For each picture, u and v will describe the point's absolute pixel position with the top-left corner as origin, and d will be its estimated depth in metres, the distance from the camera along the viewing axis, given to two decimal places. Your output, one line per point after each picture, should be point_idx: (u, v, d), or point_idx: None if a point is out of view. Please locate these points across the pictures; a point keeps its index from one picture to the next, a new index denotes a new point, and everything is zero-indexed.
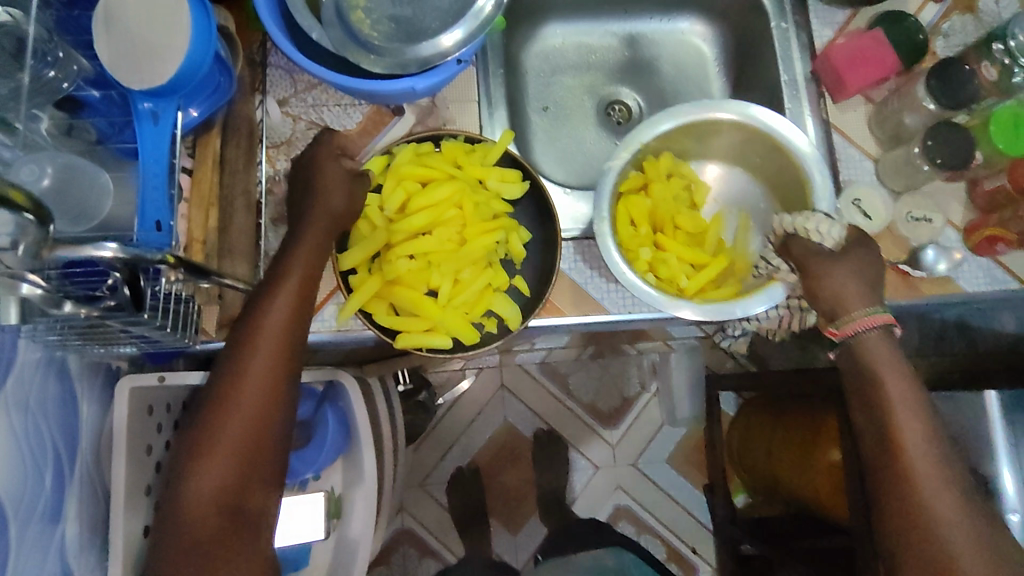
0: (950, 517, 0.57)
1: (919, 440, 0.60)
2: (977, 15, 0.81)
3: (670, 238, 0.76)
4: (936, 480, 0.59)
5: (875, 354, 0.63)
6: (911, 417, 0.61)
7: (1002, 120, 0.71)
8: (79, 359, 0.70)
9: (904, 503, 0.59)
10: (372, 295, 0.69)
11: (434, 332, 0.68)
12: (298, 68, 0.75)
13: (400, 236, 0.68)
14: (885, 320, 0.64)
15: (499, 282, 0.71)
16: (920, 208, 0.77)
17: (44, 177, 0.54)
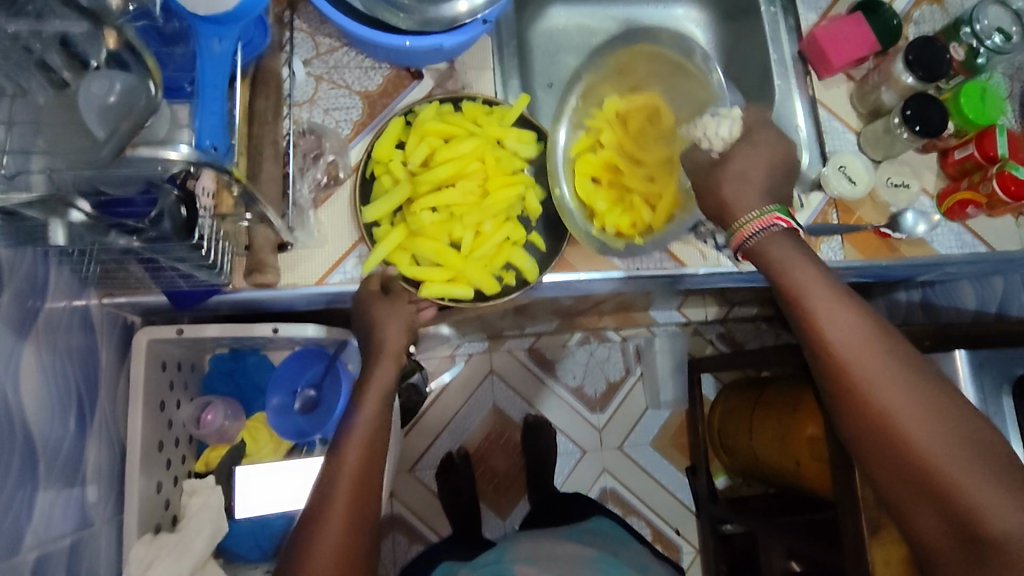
0: (909, 409, 0.55)
1: (861, 347, 0.57)
2: (943, 6, 0.91)
3: (632, 176, 0.73)
4: (886, 377, 0.56)
5: (788, 261, 0.61)
6: (841, 320, 0.58)
7: (971, 92, 0.81)
8: (100, 308, 0.70)
9: (861, 414, 0.57)
10: (396, 246, 0.72)
11: (455, 282, 0.72)
12: (323, 32, 0.78)
13: (424, 187, 0.71)
14: (775, 219, 0.62)
15: (515, 239, 0.75)
16: (899, 174, 0.85)
17: (112, 94, 0.47)
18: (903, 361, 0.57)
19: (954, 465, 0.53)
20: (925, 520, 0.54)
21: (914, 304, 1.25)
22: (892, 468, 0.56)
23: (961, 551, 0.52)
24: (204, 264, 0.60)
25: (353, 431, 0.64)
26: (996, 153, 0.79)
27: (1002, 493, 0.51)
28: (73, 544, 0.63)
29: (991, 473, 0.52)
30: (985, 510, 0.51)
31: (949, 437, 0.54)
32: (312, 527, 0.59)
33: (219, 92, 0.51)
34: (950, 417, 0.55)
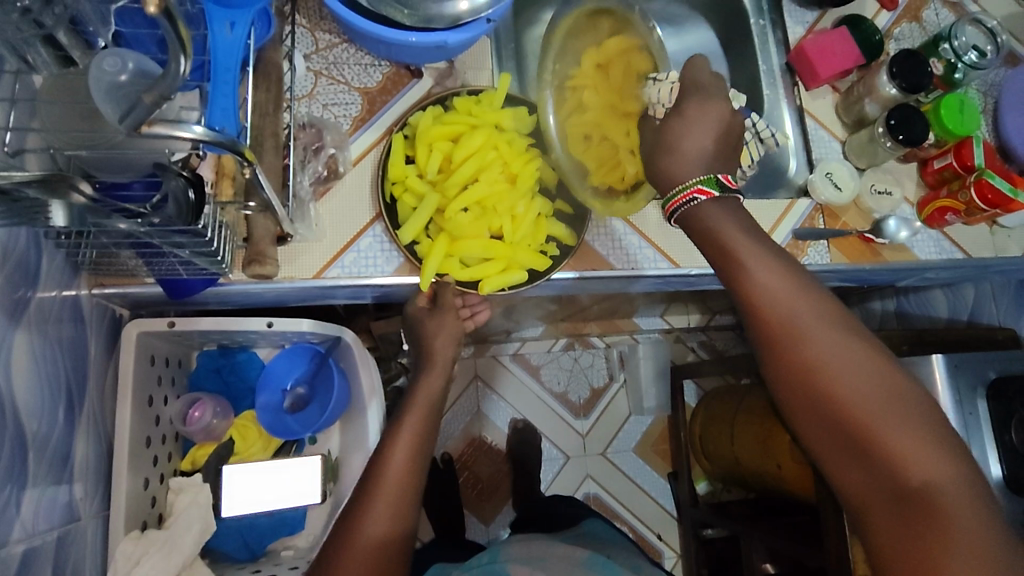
0: (837, 362, 0.55)
1: (795, 302, 0.58)
2: (922, 24, 0.95)
3: (617, 131, 0.73)
4: (819, 335, 0.56)
5: (716, 226, 0.61)
6: (772, 279, 0.59)
7: (950, 105, 0.85)
8: (90, 299, 0.68)
9: (791, 372, 0.57)
10: (444, 256, 0.73)
11: (510, 270, 0.74)
12: (324, 28, 0.78)
13: (453, 190, 0.72)
14: (694, 193, 0.61)
15: (547, 215, 0.77)
16: (882, 182, 0.88)
17: (124, 73, 0.47)
18: (831, 318, 0.57)
19: (881, 417, 0.53)
20: (853, 475, 0.54)
21: (889, 312, 1.29)
22: (823, 426, 0.56)
23: (888, 504, 0.53)
24: (207, 252, 0.59)
25: (402, 433, 0.78)
26: (974, 163, 0.82)
27: (925, 441, 0.52)
28: (60, 539, 0.61)
29: (917, 427, 0.53)
30: (912, 462, 0.52)
31: (876, 389, 0.54)
32: (366, 496, 0.73)
33: (230, 74, 0.49)
34: (882, 375, 0.55)
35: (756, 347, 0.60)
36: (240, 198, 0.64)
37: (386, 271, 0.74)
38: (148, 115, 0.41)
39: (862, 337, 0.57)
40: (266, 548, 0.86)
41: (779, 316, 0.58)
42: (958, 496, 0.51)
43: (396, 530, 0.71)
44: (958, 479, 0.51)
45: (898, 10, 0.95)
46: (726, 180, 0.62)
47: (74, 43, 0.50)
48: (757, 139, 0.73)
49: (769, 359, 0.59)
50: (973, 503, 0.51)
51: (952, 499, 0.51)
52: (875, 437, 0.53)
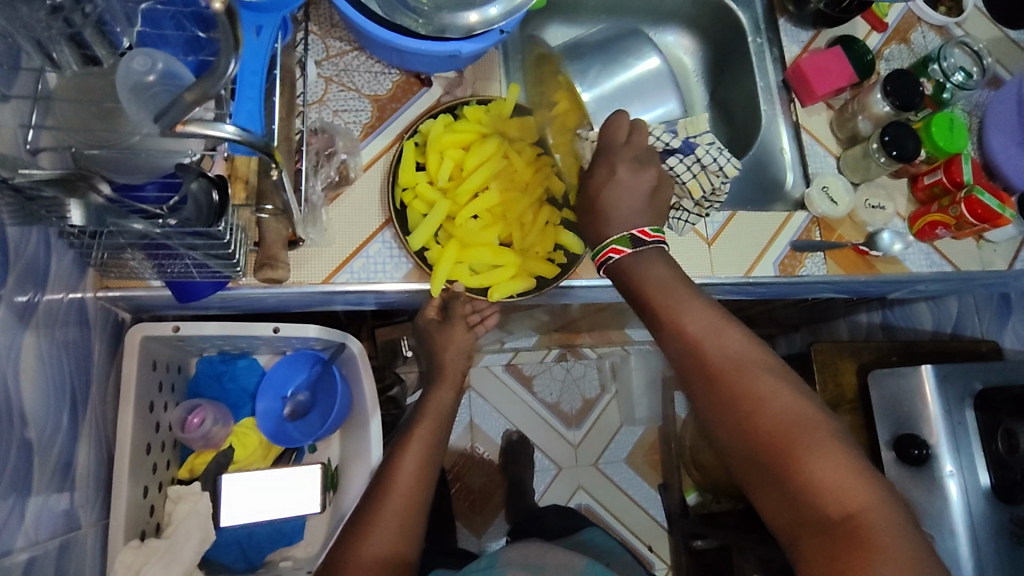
0: (762, 393, 0.55)
1: (720, 340, 0.59)
2: (910, 45, 0.98)
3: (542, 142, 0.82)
4: (745, 371, 0.57)
5: (644, 268, 0.64)
6: (694, 312, 0.61)
7: (940, 123, 0.88)
8: (95, 300, 0.67)
9: (714, 400, 0.57)
10: (454, 262, 0.73)
11: (519, 277, 0.75)
12: (335, 36, 0.79)
13: (463, 198, 0.73)
14: (610, 252, 0.65)
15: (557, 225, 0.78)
16: (875, 197, 0.90)
17: (152, 73, 0.47)
18: (752, 351, 0.58)
19: (801, 443, 0.53)
20: (780, 509, 0.53)
21: (874, 324, 1.32)
22: (748, 456, 0.55)
23: (814, 538, 0.51)
24: (221, 255, 0.59)
25: (405, 456, 0.80)
26: (963, 179, 0.85)
27: (845, 469, 0.52)
28: (61, 547, 0.60)
29: (837, 457, 0.52)
30: (835, 490, 0.51)
31: (796, 417, 0.54)
32: (372, 516, 0.74)
33: (256, 78, 0.49)
34: (799, 409, 0.55)
35: (682, 379, 0.61)
36: (253, 201, 0.64)
37: (395, 277, 0.74)
38: (183, 115, 0.42)
39: (780, 369, 0.58)
40: (265, 559, 0.85)
41: (700, 346, 0.59)
42: (883, 525, 0.50)
43: (399, 548, 0.73)
44: (884, 507, 0.51)
45: (889, 31, 0.98)
46: (639, 235, 0.64)
47: (100, 43, 0.49)
48: (704, 170, 0.75)
49: (695, 390, 0.59)
50: (898, 533, 0.50)
51: (878, 527, 0.49)
52: (796, 463, 0.52)
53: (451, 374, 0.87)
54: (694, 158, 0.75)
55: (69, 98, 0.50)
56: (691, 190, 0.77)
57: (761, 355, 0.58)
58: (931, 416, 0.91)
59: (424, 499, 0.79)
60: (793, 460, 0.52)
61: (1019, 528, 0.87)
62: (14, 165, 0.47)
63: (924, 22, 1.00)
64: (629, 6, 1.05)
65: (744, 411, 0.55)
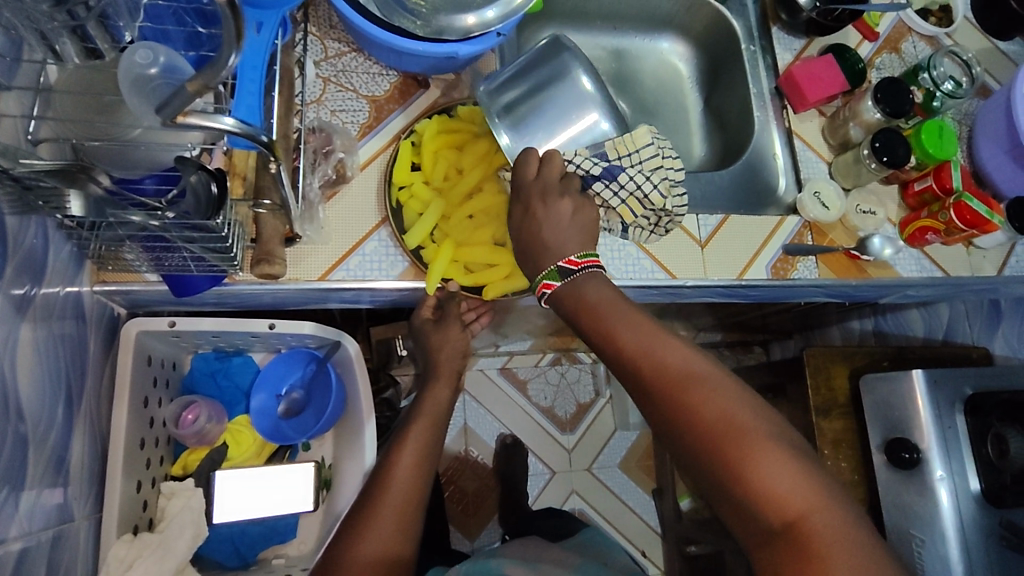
0: (705, 401, 0.56)
1: (661, 355, 0.59)
2: (901, 55, 1.00)
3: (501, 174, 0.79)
4: (688, 384, 0.57)
5: (589, 289, 0.64)
6: (632, 328, 0.61)
7: (930, 129, 0.89)
8: (92, 295, 0.67)
9: (660, 413, 0.57)
10: (449, 261, 0.74)
11: (513, 276, 0.76)
12: (335, 38, 0.80)
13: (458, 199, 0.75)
14: (544, 287, 0.67)
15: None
16: (866, 202, 0.92)
17: (154, 66, 0.48)
18: (695, 363, 0.58)
19: (741, 448, 0.53)
20: (732, 517, 0.53)
21: (867, 331, 1.33)
22: (697, 467, 0.55)
23: (765, 547, 0.51)
24: (218, 249, 0.59)
25: (402, 454, 0.80)
26: (953, 185, 0.86)
27: (792, 470, 0.51)
28: (54, 538, 0.60)
29: (784, 460, 0.52)
30: (782, 495, 0.51)
31: (734, 425, 0.54)
32: (368, 513, 0.75)
33: (258, 73, 0.50)
34: (743, 415, 0.55)
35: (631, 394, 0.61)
36: (250, 197, 0.65)
37: (390, 275, 0.74)
38: (184, 106, 0.43)
39: (722, 378, 0.57)
40: (257, 556, 0.85)
41: (644, 366, 0.59)
42: (833, 526, 0.49)
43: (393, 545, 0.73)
44: (833, 506, 0.50)
45: (879, 41, 1.00)
46: (566, 265, 0.66)
47: (102, 37, 0.49)
48: (632, 196, 0.73)
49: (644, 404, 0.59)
50: (845, 534, 0.49)
51: (827, 528, 0.49)
52: (738, 471, 0.52)
53: (445, 373, 0.88)
54: (619, 184, 0.73)
55: (72, 91, 0.50)
56: (621, 213, 0.75)
57: (701, 366, 0.58)
58: (921, 420, 0.91)
59: (421, 499, 0.79)
60: (736, 468, 0.52)
61: (1009, 532, 0.87)
62: (15, 154, 0.47)
63: (914, 32, 1.02)
64: (624, 13, 1.07)
65: (685, 421, 0.56)
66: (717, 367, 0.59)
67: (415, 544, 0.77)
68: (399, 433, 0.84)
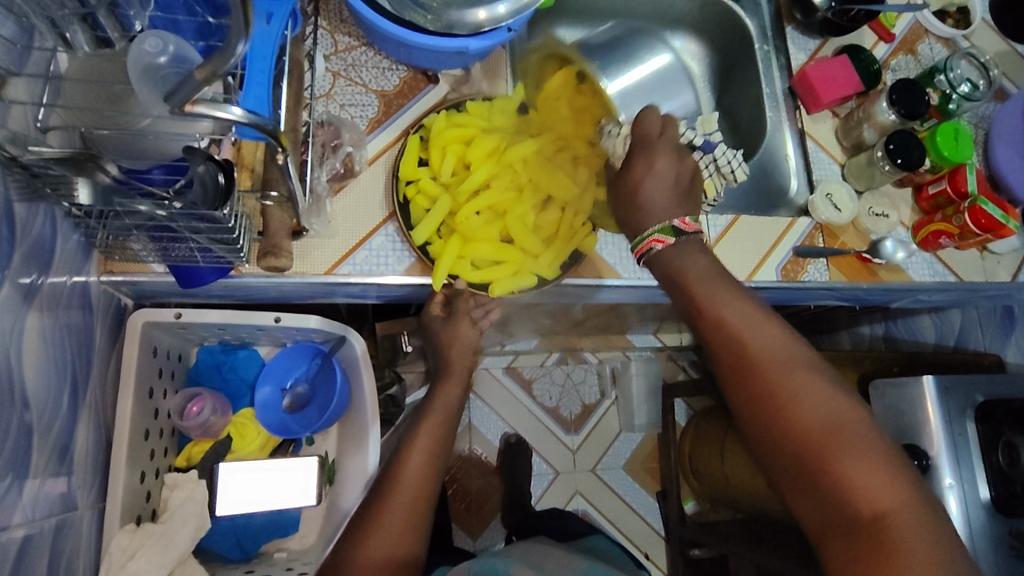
0: (796, 387, 0.59)
1: (756, 334, 0.62)
2: (917, 57, 0.99)
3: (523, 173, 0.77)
4: (780, 366, 0.60)
5: (684, 258, 0.67)
6: (736, 311, 0.63)
7: (945, 133, 0.88)
8: (99, 285, 0.67)
9: (753, 398, 0.60)
10: (456, 257, 0.74)
11: (519, 274, 0.76)
12: (344, 31, 0.80)
13: (464, 197, 0.74)
14: (653, 242, 0.68)
15: (570, 229, 0.77)
16: (879, 205, 0.91)
17: (163, 55, 0.48)
18: (787, 347, 0.61)
19: (835, 441, 0.56)
20: (807, 506, 0.57)
21: (877, 336, 1.32)
22: (778, 453, 0.58)
23: (841, 538, 0.54)
24: (225, 240, 0.59)
25: (410, 452, 0.80)
26: (968, 190, 0.85)
27: (876, 466, 0.54)
28: (57, 527, 0.60)
29: (870, 454, 0.55)
30: (865, 488, 0.54)
31: (831, 420, 0.57)
32: (375, 513, 0.74)
33: (266, 64, 0.50)
34: (830, 404, 0.58)
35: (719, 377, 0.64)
36: (258, 190, 0.65)
37: (397, 270, 0.75)
38: (193, 94, 0.42)
39: (821, 370, 0.61)
40: (260, 550, 0.85)
41: (737, 345, 0.62)
42: (912, 526, 0.52)
43: (399, 542, 0.72)
44: (913, 508, 0.53)
45: (895, 42, 0.99)
46: (682, 226, 0.68)
47: (112, 25, 0.51)
48: (718, 172, 0.78)
49: (734, 388, 0.62)
50: (925, 534, 0.52)
51: (907, 527, 0.52)
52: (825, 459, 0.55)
53: (451, 370, 0.88)
54: (712, 158, 0.77)
55: (78, 79, 0.50)
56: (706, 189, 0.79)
57: (798, 355, 0.61)
58: (932, 426, 0.90)
59: (428, 498, 0.78)
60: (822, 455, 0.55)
61: (1019, 542, 0.86)
62: (25, 142, 0.48)
63: (931, 34, 1.01)
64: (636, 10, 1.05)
65: (779, 406, 0.59)
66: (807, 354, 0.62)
67: (421, 544, 0.76)
68: (406, 431, 0.84)
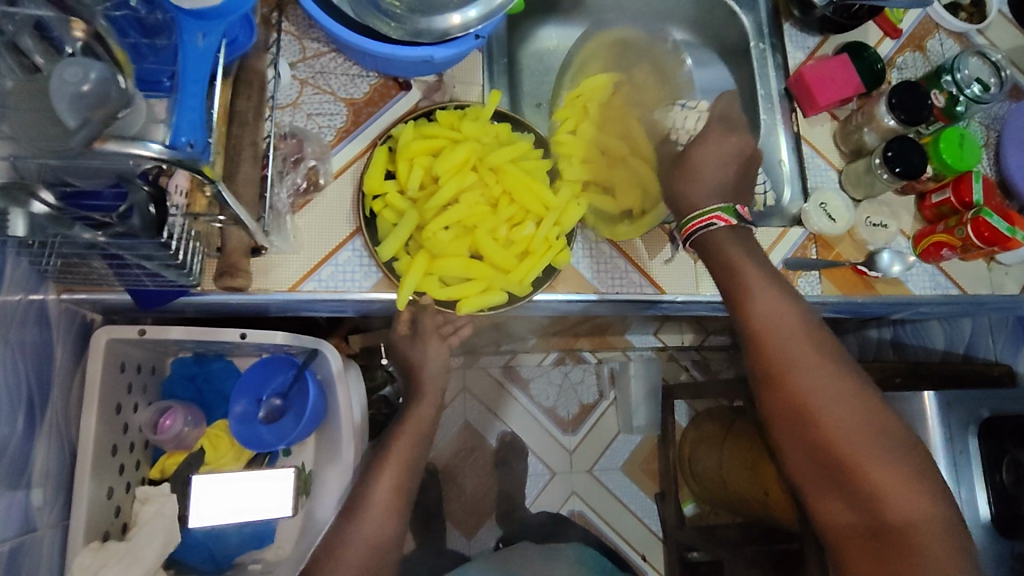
0: (826, 398, 0.63)
1: (790, 338, 0.66)
2: (926, 54, 0.93)
3: (500, 180, 0.73)
4: (811, 374, 0.64)
5: (730, 248, 0.69)
6: (773, 321, 0.67)
7: (949, 139, 0.82)
8: (58, 303, 0.66)
9: (785, 405, 0.65)
10: (423, 274, 0.71)
11: (491, 291, 0.73)
12: (310, 37, 0.77)
13: (432, 212, 0.71)
14: (715, 219, 0.69)
15: (544, 243, 0.73)
16: (877, 214, 0.86)
17: (86, 83, 0.43)
18: (818, 354, 0.65)
19: (861, 451, 0.61)
20: (831, 507, 0.63)
21: (885, 341, 1.26)
22: (805, 457, 0.64)
23: (861, 537, 0.61)
24: (172, 263, 0.58)
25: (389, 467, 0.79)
26: (972, 199, 0.80)
27: (897, 474, 0.60)
28: (14, 549, 0.60)
29: (892, 462, 0.61)
30: (885, 497, 0.59)
31: (858, 430, 0.62)
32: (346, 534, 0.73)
33: (200, 86, 0.48)
34: (858, 414, 0.62)
35: (754, 376, 0.68)
36: (215, 209, 0.63)
37: (363, 286, 0.73)
38: (102, 131, 0.43)
39: (851, 378, 0.64)
40: (233, 561, 0.85)
41: (773, 353, 0.66)
42: (927, 531, 0.58)
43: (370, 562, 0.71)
44: (928, 515, 0.59)
45: (903, 37, 0.93)
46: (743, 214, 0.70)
47: (41, 47, 0.48)
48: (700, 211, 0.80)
49: (765, 392, 0.67)
50: (936, 539, 0.58)
51: (922, 532, 0.58)
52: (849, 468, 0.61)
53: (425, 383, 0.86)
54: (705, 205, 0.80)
55: None
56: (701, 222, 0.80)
57: (829, 363, 0.65)
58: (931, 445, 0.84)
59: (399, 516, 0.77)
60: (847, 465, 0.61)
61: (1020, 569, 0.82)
62: None
63: (942, 29, 0.94)
64: (627, 6, 1.00)
65: (808, 416, 0.63)
66: (838, 359, 0.66)
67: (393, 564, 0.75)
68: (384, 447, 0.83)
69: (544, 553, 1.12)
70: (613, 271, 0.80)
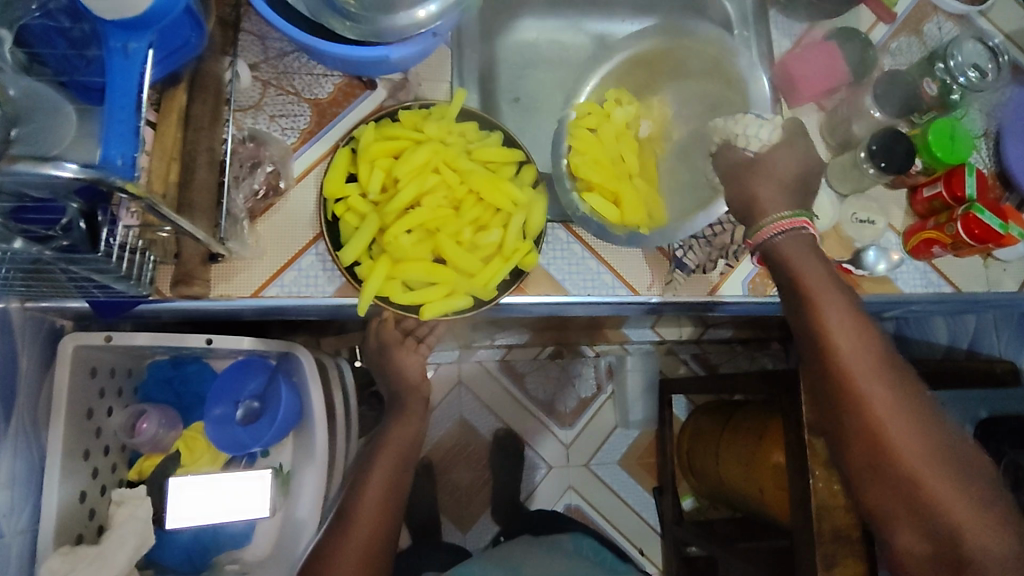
0: (893, 413, 0.59)
1: (858, 346, 0.60)
2: (922, 38, 0.88)
3: (465, 180, 0.72)
4: (880, 387, 0.59)
5: (793, 249, 0.61)
6: (844, 330, 0.60)
7: (940, 130, 0.77)
8: (22, 312, 0.67)
9: (849, 415, 0.60)
10: (384, 279, 0.70)
11: (454, 295, 0.71)
12: (273, 37, 0.76)
13: (392, 216, 0.69)
14: (803, 223, 0.61)
15: (510, 245, 0.72)
16: (864, 210, 0.82)
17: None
18: (886, 363, 0.60)
19: (927, 466, 0.58)
20: (888, 516, 0.61)
21: None
22: (865, 467, 0.61)
23: (921, 547, 0.59)
24: (107, 270, 0.57)
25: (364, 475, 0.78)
26: (964, 194, 0.77)
27: (959, 488, 0.58)
28: None
29: (954, 476, 0.58)
30: (948, 510, 0.58)
31: (924, 443, 0.59)
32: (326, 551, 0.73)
33: (128, 98, 0.48)
34: (923, 426, 0.59)
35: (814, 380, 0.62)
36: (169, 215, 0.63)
37: (327, 291, 0.72)
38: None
39: (916, 388, 0.60)
40: (211, 562, 0.86)
41: (839, 359, 0.60)
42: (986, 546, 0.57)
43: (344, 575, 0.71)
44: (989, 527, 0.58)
45: (897, 21, 0.88)
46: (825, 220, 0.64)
47: None
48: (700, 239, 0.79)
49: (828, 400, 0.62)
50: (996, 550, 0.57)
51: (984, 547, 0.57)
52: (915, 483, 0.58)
53: (399, 384, 0.85)
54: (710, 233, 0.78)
55: None
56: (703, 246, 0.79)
57: (896, 372, 0.60)
58: None
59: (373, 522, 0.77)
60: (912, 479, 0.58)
61: None
62: None
63: (940, 11, 0.89)
64: None
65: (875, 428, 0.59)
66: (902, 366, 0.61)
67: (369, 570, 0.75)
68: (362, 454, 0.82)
69: (534, 547, 1.12)
70: (585, 272, 0.79)
